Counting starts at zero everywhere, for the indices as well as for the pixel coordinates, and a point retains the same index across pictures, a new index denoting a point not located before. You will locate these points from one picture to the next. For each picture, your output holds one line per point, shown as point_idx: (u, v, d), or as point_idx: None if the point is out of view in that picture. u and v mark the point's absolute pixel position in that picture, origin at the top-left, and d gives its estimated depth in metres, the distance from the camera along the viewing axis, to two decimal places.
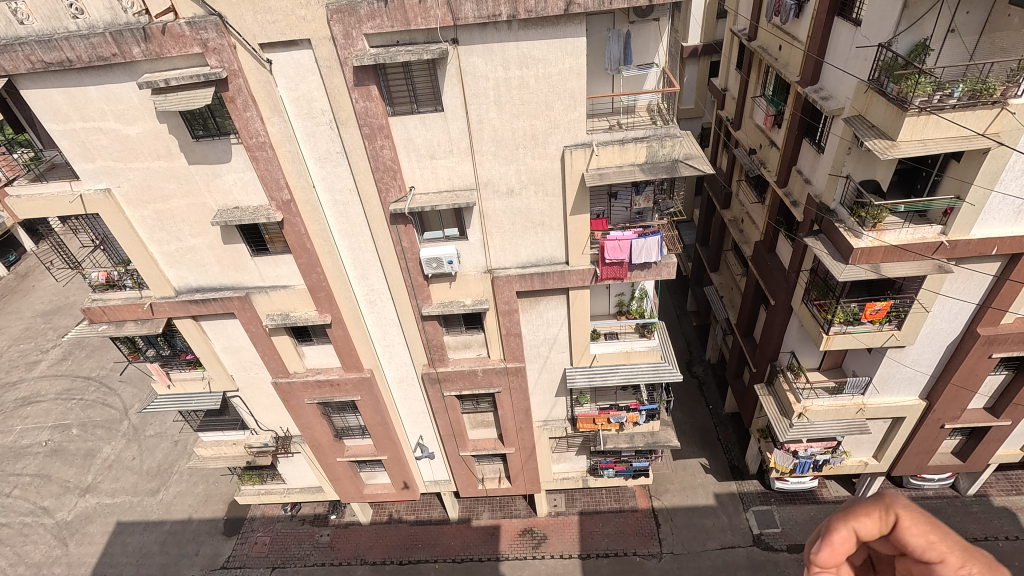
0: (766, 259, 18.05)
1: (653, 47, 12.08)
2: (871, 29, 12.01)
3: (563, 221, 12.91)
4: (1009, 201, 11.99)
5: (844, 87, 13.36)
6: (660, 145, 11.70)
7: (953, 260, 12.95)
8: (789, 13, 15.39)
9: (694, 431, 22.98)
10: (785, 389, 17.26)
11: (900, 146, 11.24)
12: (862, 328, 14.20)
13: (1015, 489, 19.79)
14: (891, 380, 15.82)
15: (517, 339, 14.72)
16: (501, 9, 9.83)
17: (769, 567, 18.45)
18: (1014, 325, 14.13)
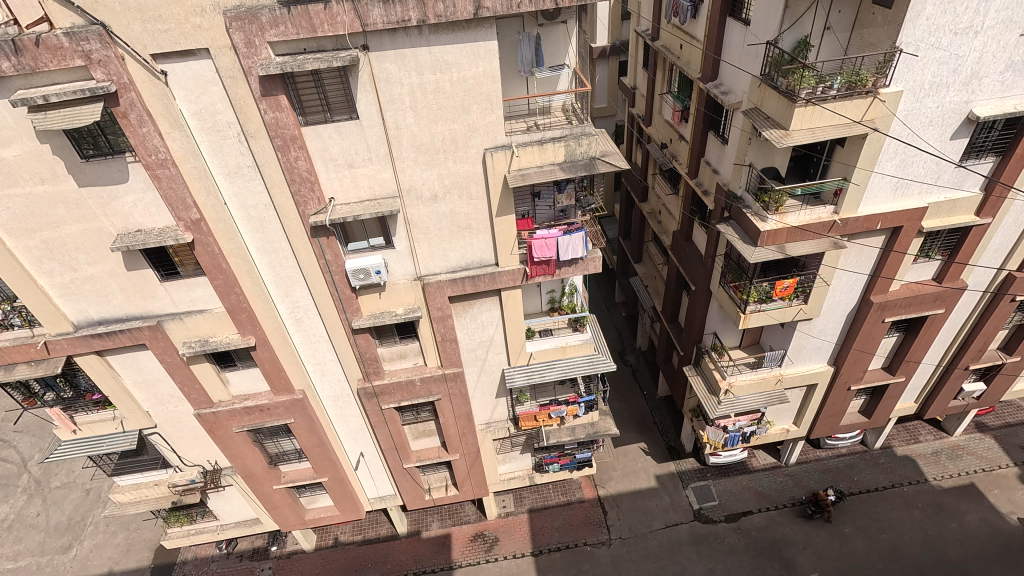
0: (684, 247, 18.99)
1: (563, 49, 12.40)
2: (759, 28, 12.98)
3: (489, 224, 13.00)
4: (885, 180, 13.32)
5: (739, 82, 14.34)
6: (577, 144, 12.10)
7: (846, 236, 14.19)
8: (686, 14, 16.34)
9: (632, 417, 23.80)
10: (711, 368, 18.25)
11: (792, 134, 12.19)
12: (774, 306, 15.30)
13: (914, 438, 21.98)
14: (803, 351, 17.12)
15: (452, 345, 14.62)
16: (410, 14, 9.74)
17: (710, 539, 19.44)
18: (901, 291, 15.72)
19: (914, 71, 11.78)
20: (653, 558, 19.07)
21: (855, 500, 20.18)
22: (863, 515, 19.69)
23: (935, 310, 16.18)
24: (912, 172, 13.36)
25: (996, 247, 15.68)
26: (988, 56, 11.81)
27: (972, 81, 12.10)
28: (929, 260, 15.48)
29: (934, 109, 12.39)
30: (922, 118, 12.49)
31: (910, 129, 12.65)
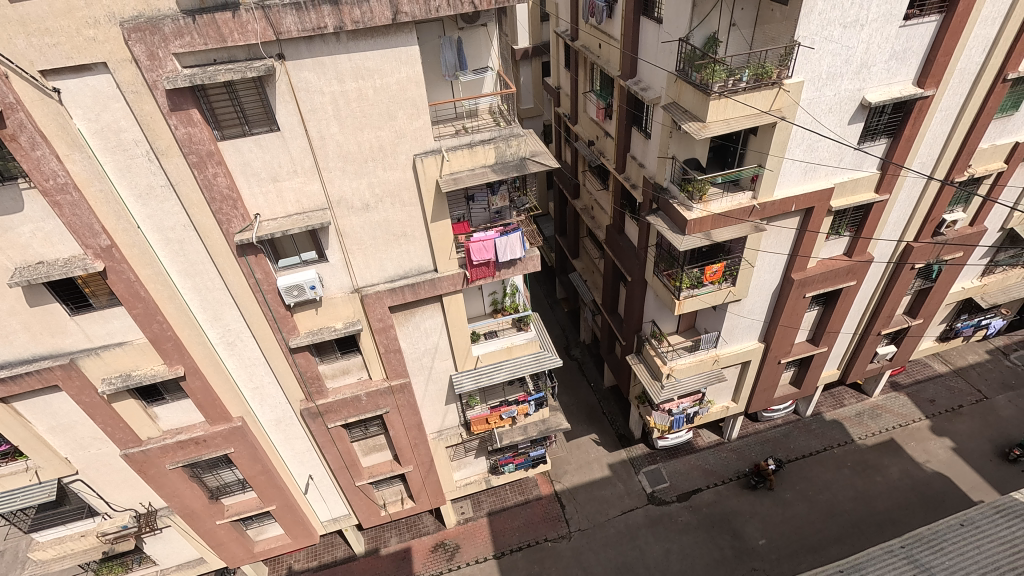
0: (618, 240, 19.54)
1: (485, 51, 12.46)
2: (671, 26, 13.56)
3: (424, 230, 12.86)
4: (795, 165, 14.26)
5: (657, 78, 14.92)
6: (507, 145, 12.23)
7: (765, 219, 15.07)
8: (602, 14, 16.82)
9: (581, 410, 24.24)
10: (652, 355, 18.87)
11: (709, 126, 12.77)
12: (706, 290, 16.02)
13: (839, 403, 23.62)
14: (735, 330, 18.02)
15: (397, 356, 14.34)
16: (326, 21, 9.45)
17: (664, 520, 20.11)
18: (817, 267, 16.87)
19: (812, 62, 12.66)
20: (613, 546, 19.49)
21: (793, 466, 21.45)
22: (801, 480, 20.97)
23: (848, 282, 17.48)
24: (818, 156, 14.37)
25: (895, 221, 17.14)
26: (874, 47, 12.87)
27: (863, 70, 13.16)
28: (839, 237, 16.70)
29: (833, 97, 13.37)
30: (823, 105, 13.46)
31: (813, 117, 13.59)
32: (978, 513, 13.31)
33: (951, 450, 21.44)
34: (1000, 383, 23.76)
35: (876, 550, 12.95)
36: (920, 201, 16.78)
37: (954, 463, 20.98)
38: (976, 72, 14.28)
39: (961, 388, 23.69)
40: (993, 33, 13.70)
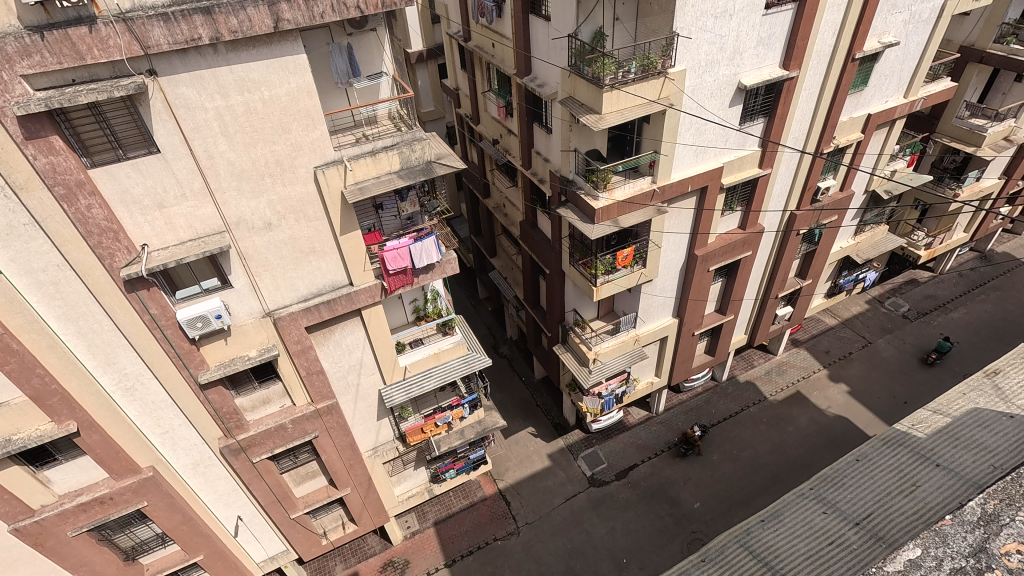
0: (532, 235, 19.88)
1: (378, 56, 12.16)
2: (559, 23, 13.95)
3: (335, 244, 12.40)
4: (686, 149, 15.20)
5: (551, 74, 15.30)
6: (411, 150, 12.01)
7: (665, 202, 15.91)
8: (492, 14, 16.97)
9: (516, 405, 24.48)
10: (577, 342, 19.40)
11: (605, 117, 13.24)
12: (620, 275, 16.68)
13: (750, 364, 25.50)
14: (650, 309, 18.92)
15: (320, 377, 13.73)
16: (200, 32, 8.82)
17: (607, 500, 20.78)
18: (716, 242, 18.08)
19: (692, 51, 13.50)
20: (561, 533, 19.88)
21: (716, 429, 22.88)
22: (725, 441, 22.44)
23: (744, 253, 18.90)
24: (706, 138, 15.38)
25: (778, 193, 18.71)
26: (743, 35, 13.94)
27: (736, 56, 14.21)
28: (733, 212, 17.99)
29: (713, 83, 14.34)
30: (705, 91, 14.39)
31: (698, 102, 14.51)
32: (871, 448, 14.91)
33: (847, 394, 23.81)
34: (879, 328, 26.66)
35: (791, 496, 14.31)
36: (797, 173, 18.41)
37: (850, 405, 23.32)
38: (830, 53, 15.88)
39: (849, 337, 26.34)
40: (840, 17, 15.28)
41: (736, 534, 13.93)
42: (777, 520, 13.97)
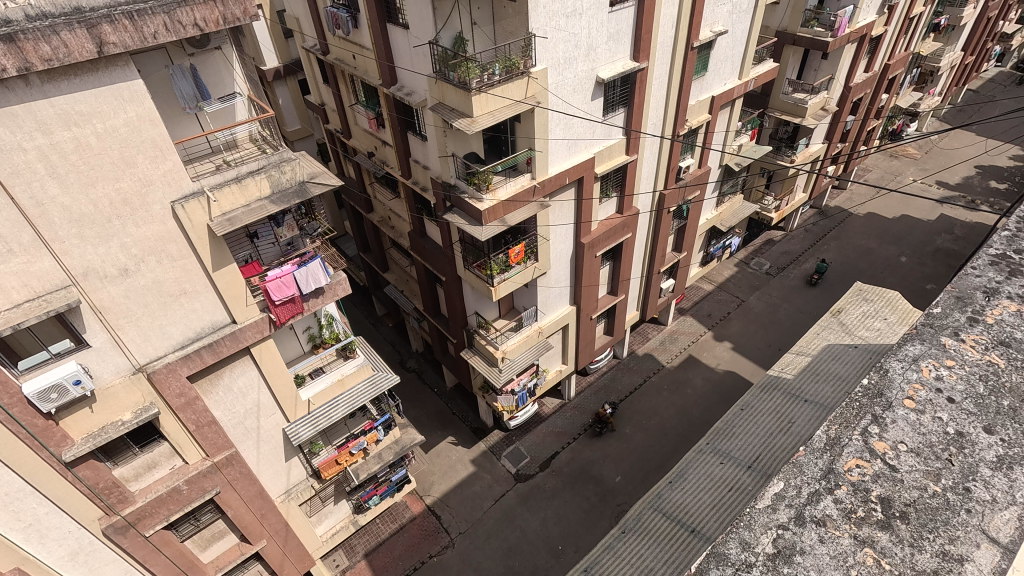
0: (423, 244, 19.63)
1: (228, 77, 11.36)
2: (418, 30, 13.87)
3: (208, 281, 11.34)
4: (558, 143, 15.85)
5: (418, 82, 15.19)
6: (280, 172, 11.36)
7: (547, 195, 16.45)
8: (348, 25, 16.49)
9: (432, 418, 24.08)
10: (483, 344, 19.50)
11: (477, 120, 13.40)
12: (515, 272, 16.98)
13: (645, 338, 27.16)
14: (549, 301, 19.48)
15: (214, 427, 12.53)
16: (5, 62, 7.66)
17: (535, 493, 21.14)
18: (599, 229, 19.05)
19: (549, 50, 14.04)
20: (495, 535, 19.90)
21: (625, 404, 24.13)
22: (634, 414, 23.74)
23: (625, 235, 20.12)
24: (575, 132, 16.12)
25: (647, 176, 20.09)
26: (594, 32, 14.73)
27: (590, 52, 15.01)
28: (609, 198, 19.04)
29: (573, 79, 15.06)
30: (567, 87, 15.07)
31: (563, 98, 15.17)
32: (753, 397, 16.48)
33: (731, 350, 26.20)
34: (749, 287, 29.62)
35: (691, 454, 15.41)
36: (660, 156, 19.91)
37: (736, 359, 25.70)
38: (672, 44, 17.31)
39: (725, 298, 28.98)
40: (676, 11, 16.67)
41: (649, 500, 14.75)
42: (683, 479, 14.99)
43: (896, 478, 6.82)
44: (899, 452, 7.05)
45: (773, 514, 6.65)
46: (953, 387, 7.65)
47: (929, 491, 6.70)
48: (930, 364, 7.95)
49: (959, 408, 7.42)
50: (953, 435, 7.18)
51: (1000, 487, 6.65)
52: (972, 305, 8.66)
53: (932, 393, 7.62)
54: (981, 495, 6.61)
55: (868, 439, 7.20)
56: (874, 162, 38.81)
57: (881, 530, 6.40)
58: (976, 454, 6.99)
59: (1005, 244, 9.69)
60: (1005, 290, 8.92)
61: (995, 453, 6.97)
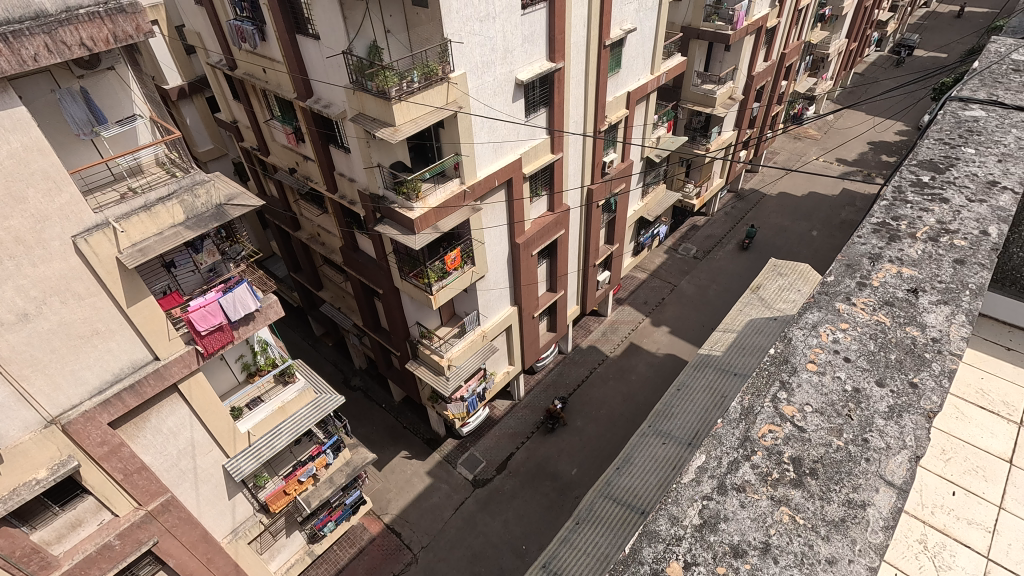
0: (356, 259, 19.12)
1: (125, 98, 10.66)
2: (330, 41, 13.51)
3: (124, 318, 10.56)
4: (484, 146, 15.90)
5: (335, 94, 14.79)
6: (194, 196, 10.78)
7: (478, 199, 16.48)
8: (255, 38, 15.83)
9: (382, 434, 23.52)
10: (428, 354, 19.24)
11: (400, 128, 13.21)
12: (453, 278, 16.88)
13: (588, 330, 27.74)
14: (490, 304, 19.51)
15: (145, 473, 11.64)
16: None
17: (494, 496, 21.11)
18: (532, 228, 19.28)
19: (467, 55, 14.05)
20: (459, 544, 19.70)
21: (574, 398, 24.54)
22: (584, 406, 24.18)
23: (558, 232, 20.48)
24: (500, 134, 16.23)
25: (574, 173, 20.52)
26: (509, 34, 14.88)
27: (507, 54, 15.15)
28: (540, 197, 19.31)
29: (493, 82, 15.16)
30: (488, 91, 15.15)
31: (484, 102, 15.24)
32: (687, 376, 17.25)
33: (669, 334, 27.23)
34: (679, 272, 30.89)
35: (636, 438, 15.94)
36: (584, 153, 20.39)
37: (674, 342, 26.73)
38: (585, 43, 17.77)
39: (659, 285, 30.07)
40: (586, 11, 17.14)
41: (600, 488, 15.20)
42: (629, 464, 15.48)
43: (810, 442, 5.39)
44: (807, 417, 5.57)
45: (683, 495, 5.23)
46: (860, 328, 6.26)
47: (841, 452, 5.29)
48: (827, 317, 6.43)
49: (858, 366, 5.92)
50: (859, 388, 5.75)
51: (905, 437, 5.30)
52: (860, 256, 7.08)
53: (838, 342, 6.16)
54: (882, 446, 5.29)
55: (776, 404, 5.72)
56: (781, 145, 41.53)
57: (796, 489, 5.10)
58: (882, 402, 5.61)
59: (884, 212, 7.59)
60: (890, 254, 7.00)
61: (894, 403, 5.59)
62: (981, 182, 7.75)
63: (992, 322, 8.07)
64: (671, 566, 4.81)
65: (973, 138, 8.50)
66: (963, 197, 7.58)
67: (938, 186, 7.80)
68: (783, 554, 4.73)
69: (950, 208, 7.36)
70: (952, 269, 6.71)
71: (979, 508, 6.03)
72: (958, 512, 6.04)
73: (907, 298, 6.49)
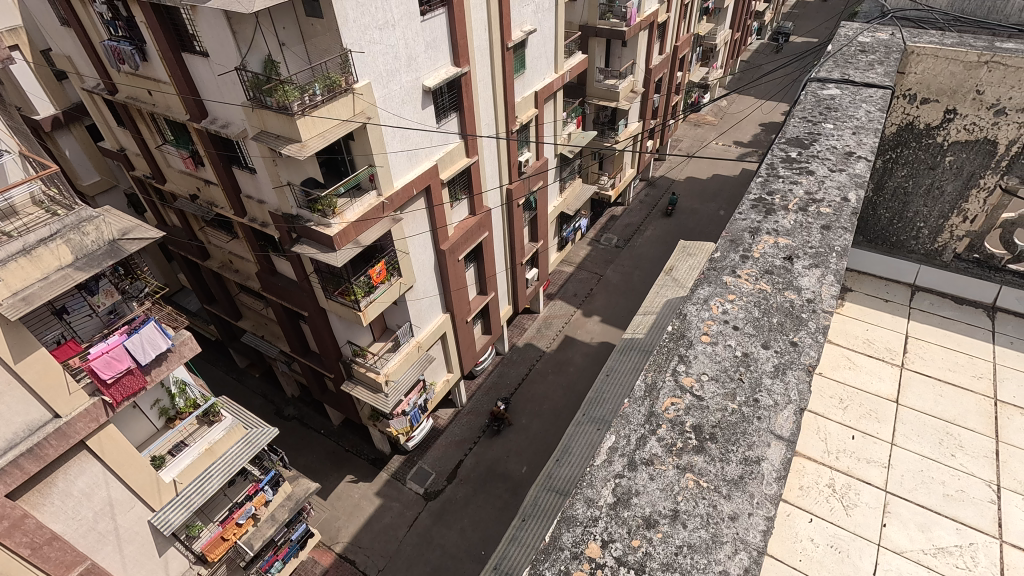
0: (275, 282, 18.23)
1: None
2: (221, 57, 12.80)
3: (13, 376, 9.44)
4: (398, 156, 15.65)
5: (232, 113, 14.04)
6: (82, 234, 9.92)
7: (397, 209, 16.21)
8: (134, 59, 14.72)
9: (324, 461, 22.60)
10: (363, 372, 18.68)
11: (307, 144, 12.76)
12: (380, 292, 16.52)
13: (522, 328, 28.01)
14: (421, 314, 19.26)
15: (57, 544, 10.47)
16: None
17: (448, 507, 20.85)
18: (456, 233, 19.24)
19: (369, 64, 13.75)
20: (417, 561, 19.30)
21: (516, 397, 24.71)
22: (527, 403, 24.41)
23: (482, 235, 20.56)
24: (412, 142, 16.05)
25: (491, 174, 20.65)
26: (410, 41, 14.71)
27: (411, 62, 14.98)
28: (460, 202, 19.29)
29: (400, 90, 14.95)
30: (396, 99, 14.92)
31: (393, 111, 15.01)
32: (615, 360, 17.81)
33: (601, 322, 28.04)
34: (604, 261, 31.89)
35: (573, 429, 16.31)
36: (499, 154, 20.58)
37: (606, 330, 27.56)
38: (488, 46, 17.93)
39: (586, 276, 30.89)
40: (485, 15, 17.29)
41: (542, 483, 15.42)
42: (567, 454, 15.77)
43: (709, 409, 4.76)
44: (706, 387, 4.89)
45: (596, 476, 4.44)
46: (745, 295, 5.68)
47: (737, 416, 4.69)
48: (714, 288, 5.77)
49: (746, 333, 5.30)
50: (749, 352, 5.15)
51: (793, 392, 4.79)
52: (741, 231, 6.48)
53: (728, 311, 5.52)
54: (772, 404, 4.75)
55: (674, 375, 5.03)
56: (684, 132, 43.88)
57: (700, 457, 4.44)
58: (770, 363, 5.06)
59: (759, 188, 7.13)
60: (766, 227, 6.48)
61: (779, 362, 5.06)
62: (839, 153, 7.44)
63: (869, 277, 9.04)
64: (590, 547, 4.04)
65: (830, 115, 8.25)
66: (826, 168, 7.22)
67: (805, 160, 7.42)
68: (692, 518, 4.10)
69: (816, 179, 7.02)
70: (820, 235, 6.30)
71: (875, 447, 6.68)
72: (858, 453, 6.63)
73: (784, 264, 5.99)
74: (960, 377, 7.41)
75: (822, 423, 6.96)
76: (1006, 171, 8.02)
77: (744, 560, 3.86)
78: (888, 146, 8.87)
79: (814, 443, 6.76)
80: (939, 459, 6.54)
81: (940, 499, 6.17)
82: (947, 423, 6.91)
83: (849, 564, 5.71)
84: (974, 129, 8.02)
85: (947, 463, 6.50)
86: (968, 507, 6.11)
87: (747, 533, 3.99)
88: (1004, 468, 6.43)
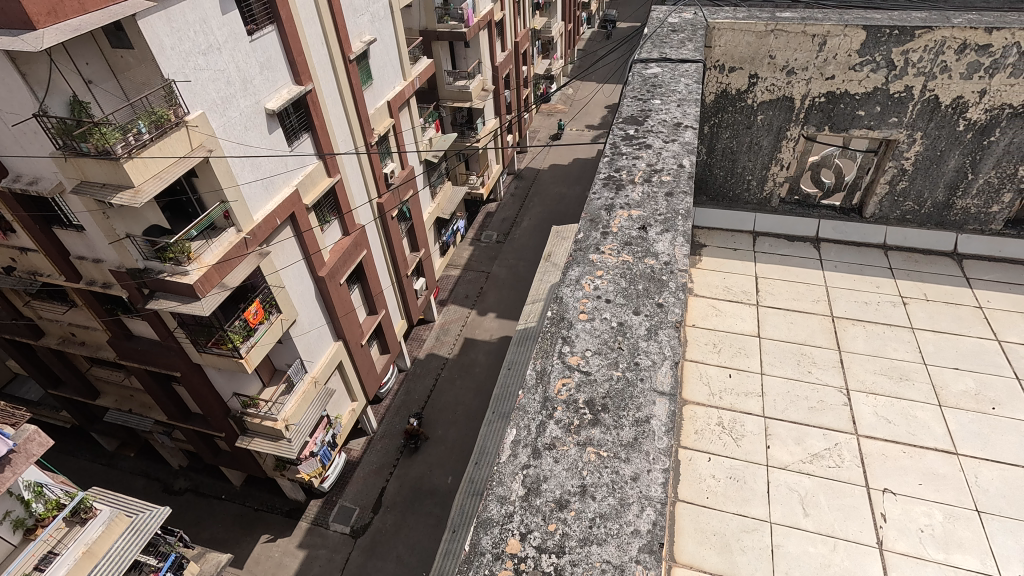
0: (133, 347, 16.19)
1: None
2: (14, 104, 11.03)
3: None
4: (252, 186, 14.55)
5: (40, 166, 12.19)
6: None
7: (262, 243, 15.12)
8: None
9: (232, 527, 20.63)
10: (258, 422, 17.25)
11: (143, 188, 11.42)
12: (260, 334, 15.33)
13: (420, 340, 27.54)
14: (312, 347, 18.21)
15: None
16: None
17: (378, 538, 20.00)
18: (332, 257, 18.43)
19: (200, 93, 12.56)
20: None
21: (428, 410, 24.29)
22: (439, 414, 24.08)
23: (360, 254, 19.91)
24: (265, 170, 15.02)
25: (358, 190, 19.97)
26: (242, 64, 13.65)
27: (247, 85, 13.95)
28: (330, 224, 18.48)
29: (240, 117, 13.89)
30: (237, 127, 13.85)
31: (238, 140, 13.92)
32: (514, 354, 18.27)
33: (497, 318, 28.41)
34: (489, 259, 32.31)
35: (485, 429, 16.51)
36: (362, 168, 19.96)
37: (503, 324, 28.01)
38: (329, 60, 17.26)
39: (474, 276, 31.13)
40: (319, 28, 16.62)
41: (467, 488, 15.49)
42: (486, 455, 15.97)
43: (597, 382, 5.00)
44: (591, 362, 5.15)
45: (504, 473, 4.48)
46: (612, 269, 6.05)
47: (622, 381, 4.98)
48: (583, 268, 6.09)
49: (619, 304, 5.65)
50: (623, 321, 5.49)
51: (667, 349, 5.19)
52: (598, 209, 6.89)
53: (599, 286, 5.86)
54: (651, 364, 5.09)
55: (561, 357, 5.23)
56: (539, 123, 45.66)
57: (596, 428, 4.66)
58: (642, 326, 5.42)
59: (607, 167, 7.61)
60: (619, 203, 6.95)
61: (650, 324, 5.43)
62: (670, 125, 8.16)
63: (716, 232, 10.11)
64: (510, 544, 4.04)
65: (657, 91, 8.96)
66: (661, 140, 7.87)
67: (642, 136, 8.04)
68: (599, 489, 4.27)
69: (654, 151, 7.62)
70: (665, 202, 6.87)
71: (749, 380, 7.47)
72: (737, 389, 7.37)
73: (639, 234, 6.45)
74: (804, 304, 8.52)
75: (703, 369, 7.65)
76: (805, 121, 9.36)
77: (651, 514, 4.07)
78: (711, 113, 9.85)
79: (699, 389, 7.41)
80: (801, 378, 7.48)
81: (807, 413, 7.05)
82: (801, 345, 7.93)
83: (747, 489, 6.33)
84: (774, 89, 9.21)
85: (807, 379, 7.45)
86: (829, 413, 7.04)
87: (649, 489, 4.22)
88: (849, 372, 7.52)
